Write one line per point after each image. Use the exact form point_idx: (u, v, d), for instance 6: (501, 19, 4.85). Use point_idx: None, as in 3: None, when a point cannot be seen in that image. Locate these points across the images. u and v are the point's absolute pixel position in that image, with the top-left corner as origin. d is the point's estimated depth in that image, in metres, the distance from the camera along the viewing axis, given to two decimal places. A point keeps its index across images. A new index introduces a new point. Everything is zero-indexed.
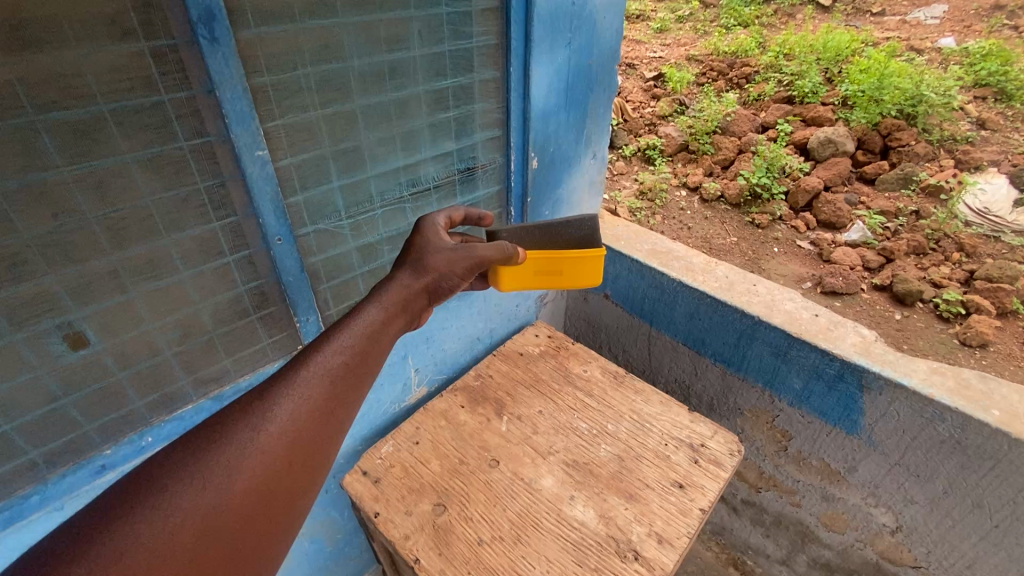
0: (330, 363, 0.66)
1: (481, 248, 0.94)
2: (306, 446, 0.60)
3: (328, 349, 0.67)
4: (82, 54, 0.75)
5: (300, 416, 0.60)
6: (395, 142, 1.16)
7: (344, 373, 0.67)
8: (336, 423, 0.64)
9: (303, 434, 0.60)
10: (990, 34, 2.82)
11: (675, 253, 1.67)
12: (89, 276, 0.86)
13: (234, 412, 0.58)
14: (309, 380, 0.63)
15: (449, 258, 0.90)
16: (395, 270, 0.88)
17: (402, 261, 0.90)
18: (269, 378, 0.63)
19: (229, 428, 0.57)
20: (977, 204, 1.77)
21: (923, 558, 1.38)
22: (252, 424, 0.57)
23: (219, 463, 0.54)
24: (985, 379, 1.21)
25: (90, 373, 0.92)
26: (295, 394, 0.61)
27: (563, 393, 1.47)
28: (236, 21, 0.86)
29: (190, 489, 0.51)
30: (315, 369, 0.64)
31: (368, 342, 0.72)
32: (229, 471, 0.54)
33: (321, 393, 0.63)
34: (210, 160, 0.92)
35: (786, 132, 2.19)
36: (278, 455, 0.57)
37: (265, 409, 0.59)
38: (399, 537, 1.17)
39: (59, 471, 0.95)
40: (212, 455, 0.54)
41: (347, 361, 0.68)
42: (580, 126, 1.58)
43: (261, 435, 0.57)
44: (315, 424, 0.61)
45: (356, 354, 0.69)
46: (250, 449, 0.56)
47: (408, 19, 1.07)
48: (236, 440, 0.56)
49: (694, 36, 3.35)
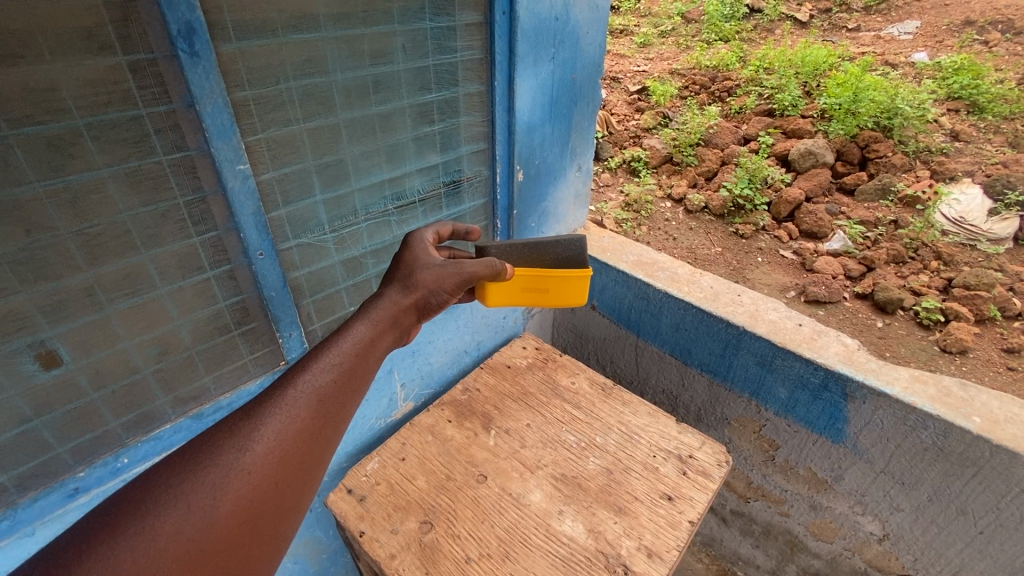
0: (318, 381, 0.64)
1: (470, 263, 0.93)
2: (293, 466, 0.58)
3: (316, 367, 0.66)
4: (57, 69, 0.74)
5: (287, 435, 0.59)
6: (379, 155, 1.16)
7: (332, 392, 0.65)
8: (325, 441, 0.62)
9: (291, 453, 0.58)
10: (962, 49, 2.91)
11: (660, 263, 1.68)
12: (63, 293, 0.84)
13: (221, 431, 0.57)
14: (297, 398, 0.61)
15: (438, 273, 0.89)
16: (384, 285, 0.87)
17: (391, 277, 0.89)
18: (257, 395, 0.61)
19: (216, 447, 0.55)
20: (952, 213, 1.82)
21: (910, 566, 1.39)
22: (239, 443, 0.56)
23: (205, 485, 0.52)
24: (965, 386, 1.22)
25: (63, 393, 0.90)
26: (283, 412, 0.60)
27: (551, 406, 1.46)
28: (217, 35, 0.85)
29: (176, 511, 0.50)
30: (304, 387, 0.63)
31: (357, 359, 0.70)
32: (215, 492, 0.52)
33: (309, 411, 0.62)
34: (190, 174, 0.91)
35: (767, 144, 2.23)
36: (265, 475, 0.56)
37: (252, 428, 0.57)
38: (384, 557, 1.14)
39: (30, 494, 0.92)
40: (199, 475, 0.53)
41: (335, 380, 0.66)
42: (565, 139, 1.60)
43: (248, 455, 0.55)
44: (304, 442, 0.60)
45: (344, 372, 0.68)
46: (236, 469, 0.54)
47: (392, 33, 1.08)
48: (222, 460, 0.54)
49: (677, 50, 3.42)
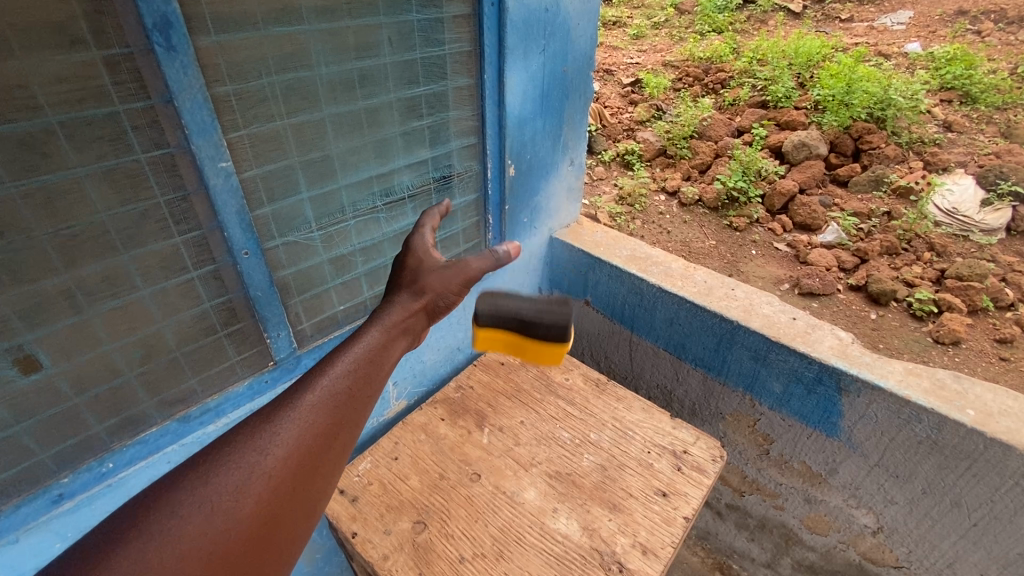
0: (335, 386, 0.64)
1: (476, 260, 0.83)
2: (311, 470, 0.58)
3: (332, 372, 0.65)
4: (27, 64, 0.71)
5: (305, 440, 0.58)
6: (367, 151, 1.14)
7: (349, 397, 0.64)
8: (342, 446, 0.61)
9: (309, 457, 0.58)
10: (955, 39, 2.91)
11: (653, 258, 1.66)
12: (41, 297, 0.82)
13: (242, 435, 0.57)
14: (314, 404, 0.61)
15: (444, 274, 0.81)
16: (390, 291, 0.81)
17: (396, 281, 0.82)
18: (275, 401, 0.61)
19: (237, 450, 0.55)
20: (945, 204, 1.82)
21: (904, 559, 1.39)
22: (259, 446, 0.56)
23: (227, 487, 0.52)
24: (959, 379, 1.22)
25: (43, 398, 0.87)
26: (300, 417, 0.59)
27: (544, 403, 1.45)
28: (194, 28, 0.82)
29: (199, 513, 0.50)
30: (320, 392, 0.62)
31: (372, 364, 0.68)
32: (237, 494, 0.52)
33: (326, 416, 0.61)
34: (170, 173, 0.88)
35: (761, 136, 2.22)
36: (285, 478, 0.55)
37: (272, 432, 0.57)
38: (377, 558, 1.13)
39: (13, 502, 0.89)
40: (221, 478, 0.53)
41: (352, 385, 0.65)
42: (557, 133, 1.58)
43: (268, 458, 0.55)
44: (321, 447, 0.59)
45: (360, 377, 0.66)
46: (256, 472, 0.54)
47: (378, 26, 1.05)
48: (243, 463, 0.54)
49: (670, 42, 3.39)
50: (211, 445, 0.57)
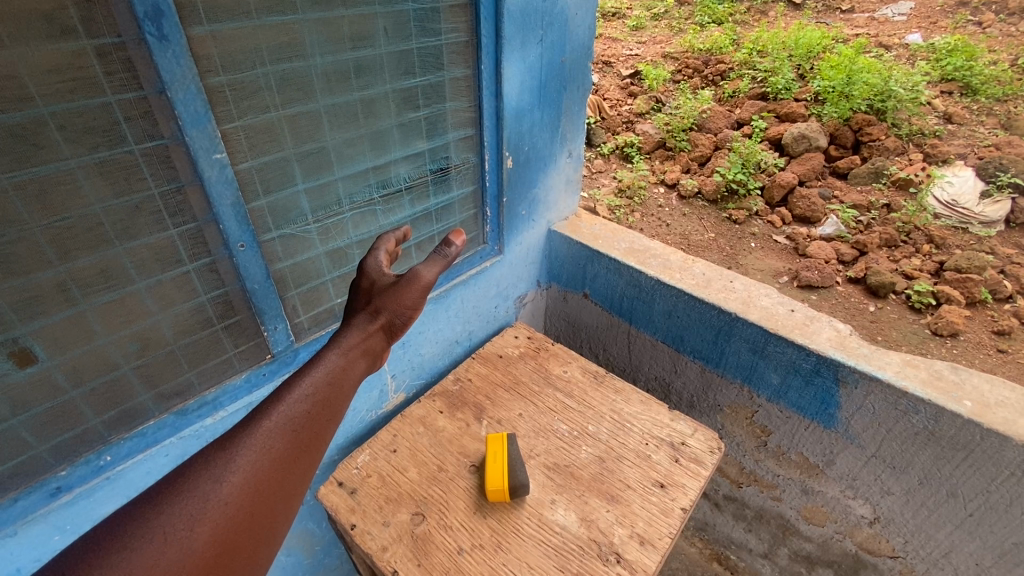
0: (293, 411, 0.65)
1: (431, 268, 0.81)
2: (269, 496, 0.59)
3: (290, 398, 0.66)
4: (16, 54, 0.70)
5: (262, 466, 0.60)
6: (363, 142, 1.13)
7: (307, 422, 0.65)
8: (301, 470, 0.63)
9: (266, 484, 0.59)
10: (956, 30, 2.89)
11: (652, 250, 1.66)
12: (35, 290, 0.81)
13: (198, 463, 0.58)
14: (272, 430, 0.63)
15: (397, 288, 0.79)
16: (349, 310, 0.80)
17: (353, 300, 0.81)
18: (232, 428, 0.62)
19: (192, 479, 0.56)
20: (945, 196, 1.82)
21: (901, 549, 1.40)
22: (215, 475, 0.57)
23: (181, 517, 0.53)
24: (957, 370, 1.22)
25: (39, 392, 0.87)
26: (257, 444, 0.61)
27: (543, 395, 1.45)
28: (186, 17, 0.81)
29: (152, 545, 0.51)
30: (277, 418, 0.64)
31: (331, 388, 0.70)
32: (191, 525, 0.53)
33: (283, 442, 0.63)
34: (164, 164, 0.88)
35: (761, 128, 2.21)
36: (241, 505, 0.57)
37: (227, 459, 0.58)
38: (376, 549, 1.13)
39: (11, 494, 0.89)
40: (176, 508, 0.54)
41: (311, 410, 0.66)
42: (555, 124, 1.57)
43: (224, 486, 0.57)
44: (279, 472, 0.61)
45: (319, 402, 0.68)
46: (211, 500, 0.55)
47: (373, 15, 1.04)
48: (199, 492, 0.55)
49: (670, 33, 3.37)
50: (167, 475, 0.58)
